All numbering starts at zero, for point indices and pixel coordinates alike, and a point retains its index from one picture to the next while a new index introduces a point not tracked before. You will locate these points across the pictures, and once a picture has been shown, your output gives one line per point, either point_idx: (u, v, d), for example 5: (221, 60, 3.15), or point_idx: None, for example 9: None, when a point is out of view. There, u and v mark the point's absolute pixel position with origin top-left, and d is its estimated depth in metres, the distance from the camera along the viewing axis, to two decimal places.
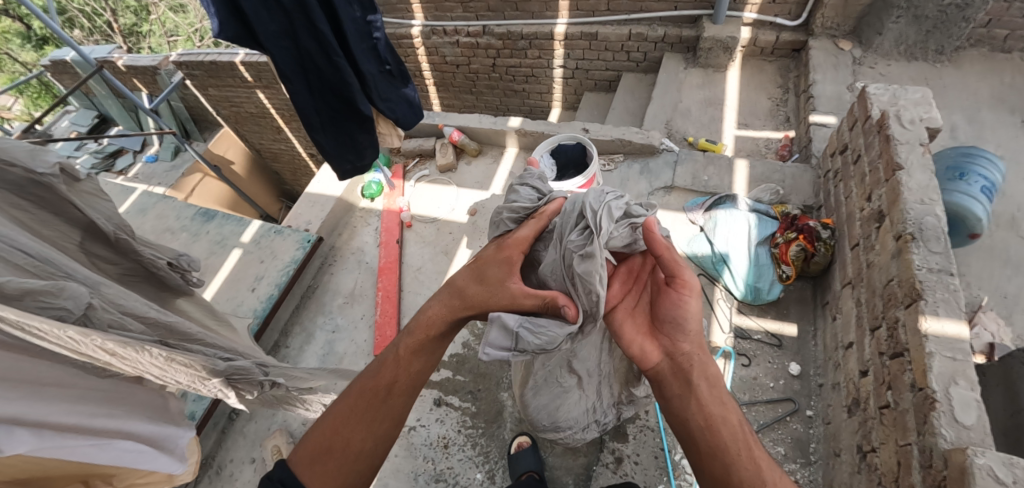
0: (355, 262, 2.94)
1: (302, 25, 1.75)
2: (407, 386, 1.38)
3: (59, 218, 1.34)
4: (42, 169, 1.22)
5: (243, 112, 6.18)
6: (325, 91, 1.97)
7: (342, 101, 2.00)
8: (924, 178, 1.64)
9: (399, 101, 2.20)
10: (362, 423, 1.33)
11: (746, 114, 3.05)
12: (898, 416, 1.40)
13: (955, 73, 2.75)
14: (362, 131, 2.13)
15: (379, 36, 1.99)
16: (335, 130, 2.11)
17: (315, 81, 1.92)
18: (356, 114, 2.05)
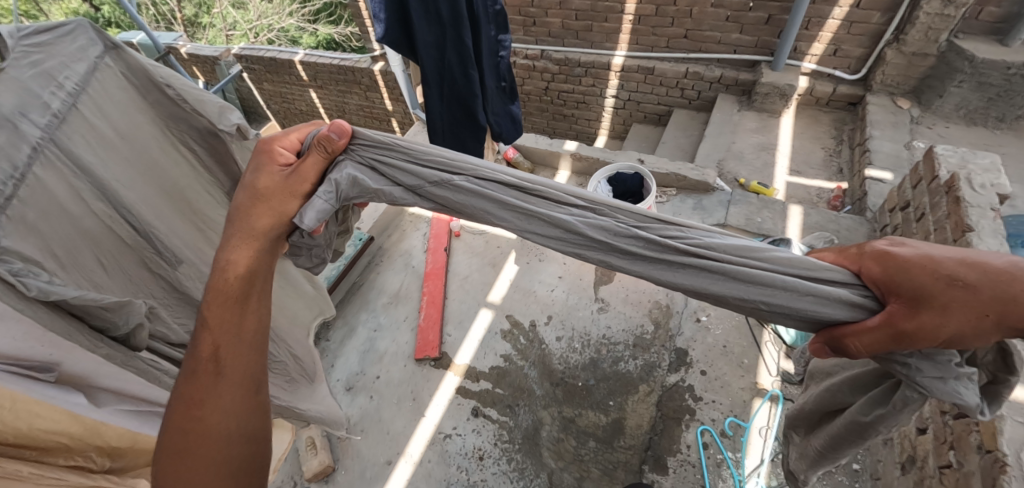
0: (402, 264, 3.01)
1: (452, 38, 1.88)
2: (242, 337, 0.97)
3: (205, 175, 1.52)
4: (224, 127, 1.42)
5: (293, 109, 6.46)
6: (454, 101, 2.05)
7: (466, 111, 2.06)
8: (995, 243, 1.65)
9: (505, 116, 2.31)
10: (213, 395, 0.91)
11: (799, 161, 3.09)
12: (962, 477, 1.39)
13: (1017, 142, 2.77)
14: (473, 139, 2.15)
15: (504, 55, 2.13)
16: (452, 137, 2.14)
17: (448, 90, 2.01)
18: (473, 123, 2.09)
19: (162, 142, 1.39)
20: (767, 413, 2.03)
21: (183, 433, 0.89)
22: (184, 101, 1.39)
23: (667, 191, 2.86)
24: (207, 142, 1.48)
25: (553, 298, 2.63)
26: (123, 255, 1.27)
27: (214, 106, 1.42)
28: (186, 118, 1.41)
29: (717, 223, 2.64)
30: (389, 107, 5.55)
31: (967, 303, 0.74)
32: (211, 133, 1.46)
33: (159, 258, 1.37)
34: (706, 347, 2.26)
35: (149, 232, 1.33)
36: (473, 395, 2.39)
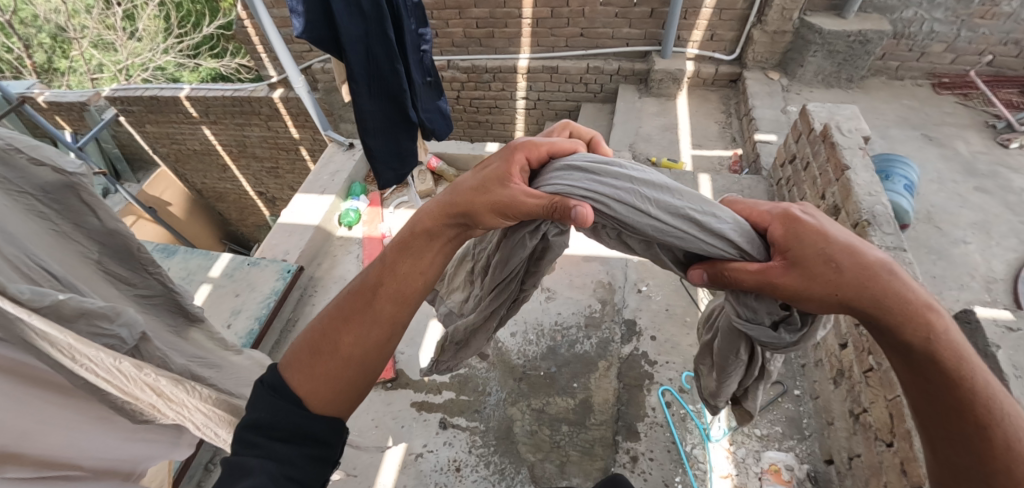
0: (339, 291, 2.86)
1: (377, 33, 1.83)
2: (398, 291, 1.03)
3: (65, 242, 1.25)
4: (75, 170, 1.20)
5: (185, 150, 5.94)
6: (385, 98, 2.01)
7: (399, 107, 2.05)
8: (868, 176, 1.94)
9: (434, 112, 2.37)
10: (359, 326, 1.01)
11: (699, 136, 3.40)
12: (883, 375, 1.60)
13: (865, 97, 3.30)
14: (409, 138, 2.18)
15: (426, 49, 2.18)
16: (387, 135, 2.12)
17: (377, 87, 1.96)
18: (408, 121, 2.11)
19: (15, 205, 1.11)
20: None
21: (321, 341, 1.02)
22: (16, 152, 1.11)
23: None
24: (58, 198, 1.21)
25: None
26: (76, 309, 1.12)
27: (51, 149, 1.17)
28: (25, 174, 1.14)
29: None
30: (296, 136, 5.28)
31: (829, 277, 0.84)
32: (58, 186, 1.20)
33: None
34: (652, 313, 2.41)
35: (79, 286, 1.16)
36: (438, 407, 2.32)
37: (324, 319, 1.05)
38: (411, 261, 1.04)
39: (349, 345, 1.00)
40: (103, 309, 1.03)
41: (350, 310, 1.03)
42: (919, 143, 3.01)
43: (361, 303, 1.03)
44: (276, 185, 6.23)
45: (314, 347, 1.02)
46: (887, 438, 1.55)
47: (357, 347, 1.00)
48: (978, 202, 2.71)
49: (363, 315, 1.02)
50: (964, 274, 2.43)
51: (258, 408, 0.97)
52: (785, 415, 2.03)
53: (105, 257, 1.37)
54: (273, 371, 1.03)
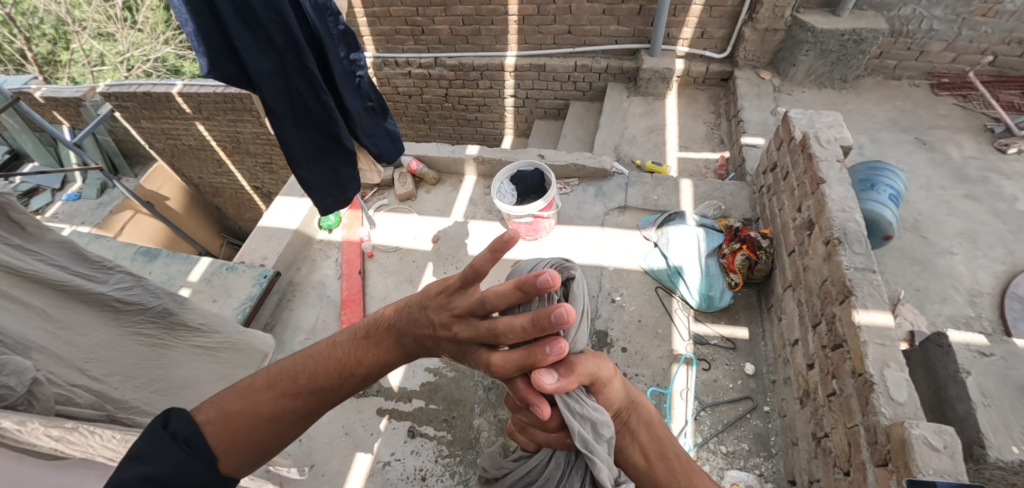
0: (316, 296, 2.86)
1: (294, 65, 1.79)
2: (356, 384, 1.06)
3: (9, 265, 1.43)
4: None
5: (181, 145, 5.96)
6: (313, 127, 1.98)
7: (329, 135, 2.01)
8: (843, 190, 1.87)
9: (381, 135, 2.30)
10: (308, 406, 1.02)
11: (685, 138, 3.33)
12: (844, 401, 1.56)
13: (858, 99, 3.20)
14: (346, 165, 2.14)
15: (362, 74, 2.10)
16: (320, 163, 2.08)
17: (302, 117, 1.92)
18: (342, 148, 2.07)
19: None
20: (685, 375, 2.15)
21: (265, 413, 0.99)
22: None
23: (569, 181, 2.96)
24: None
25: None
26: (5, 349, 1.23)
27: None
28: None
29: (619, 206, 2.77)
30: None
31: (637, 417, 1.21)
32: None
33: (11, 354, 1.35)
34: (624, 323, 2.35)
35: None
36: (407, 416, 2.32)
37: (268, 391, 1.01)
38: (388, 365, 1.06)
39: (287, 412, 1.01)
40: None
41: (310, 375, 1.03)
42: (912, 148, 2.92)
43: (317, 390, 1.02)
44: (271, 180, 6.23)
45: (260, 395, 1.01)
46: (845, 466, 1.51)
47: (287, 406, 1.01)
48: (968, 210, 2.62)
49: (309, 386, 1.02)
50: (948, 288, 2.36)
51: (156, 454, 0.94)
52: (752, 432, 2.00)
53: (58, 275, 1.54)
54: (185, 420, 0.99)
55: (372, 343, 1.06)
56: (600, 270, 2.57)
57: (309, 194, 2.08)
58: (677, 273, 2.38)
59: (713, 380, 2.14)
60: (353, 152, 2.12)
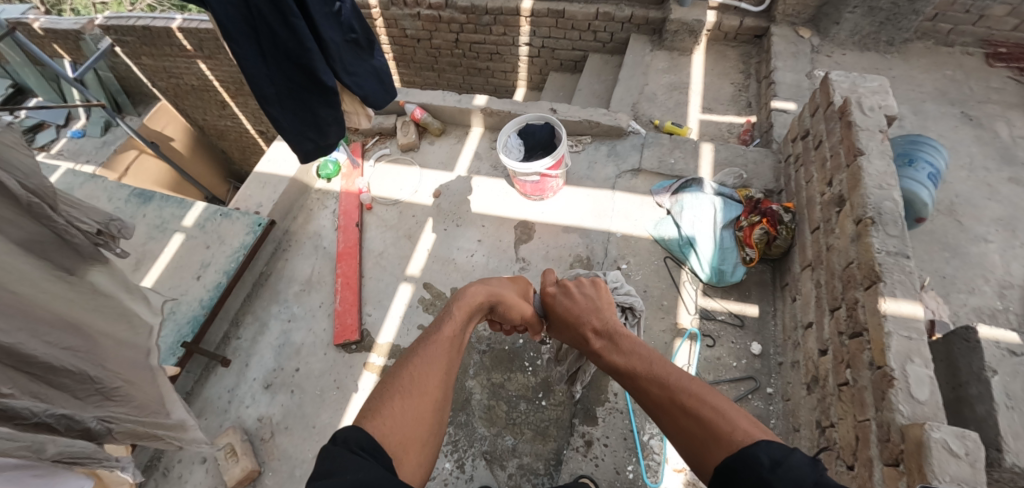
0: (312, 247, 2.77)
1: None
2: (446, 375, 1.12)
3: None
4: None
5: (183, 85, 5.74)
6: (282, 59, 1.77)
7: (303, 70, 1.82)
8: (882, 165, 1.69)
9: (367, 75, 2.09)
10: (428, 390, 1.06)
11: (710, 99, 3.09)
12: (857, 393, 1.46)
13: (903, 65, 2.92)
14: (325, 106, 1.98)
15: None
16: (294, 102, 1.92)
17: (268, 45, 1.72)
18: (319, 86, 1.89)
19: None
20: (688, 350, 2.08)
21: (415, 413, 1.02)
22: None
23: (581, 139, 2.77)
24: None
25: (473, 263, 2.51)
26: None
27: None
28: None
29: (633, 169, 2.60)
30: None
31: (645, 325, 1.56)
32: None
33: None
34: None
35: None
36: None
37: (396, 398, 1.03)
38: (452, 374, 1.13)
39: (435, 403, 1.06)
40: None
41: (436, 376, 1.09)
42: (956, 123, 2.68)
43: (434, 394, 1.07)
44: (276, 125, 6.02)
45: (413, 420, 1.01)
46: (848, 460, 1.43)
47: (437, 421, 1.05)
48: (1010, 196, 2.42)
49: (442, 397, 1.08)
50: (977, 277, 2.21)
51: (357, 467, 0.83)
52: (752, 413, 1.93)
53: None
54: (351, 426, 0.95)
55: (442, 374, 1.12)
56: (607, 236, 2.44)
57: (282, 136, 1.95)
58: (688, 244, 2.24)
59: (716, 357, 2.06)
60: (332, 93, 1.93)
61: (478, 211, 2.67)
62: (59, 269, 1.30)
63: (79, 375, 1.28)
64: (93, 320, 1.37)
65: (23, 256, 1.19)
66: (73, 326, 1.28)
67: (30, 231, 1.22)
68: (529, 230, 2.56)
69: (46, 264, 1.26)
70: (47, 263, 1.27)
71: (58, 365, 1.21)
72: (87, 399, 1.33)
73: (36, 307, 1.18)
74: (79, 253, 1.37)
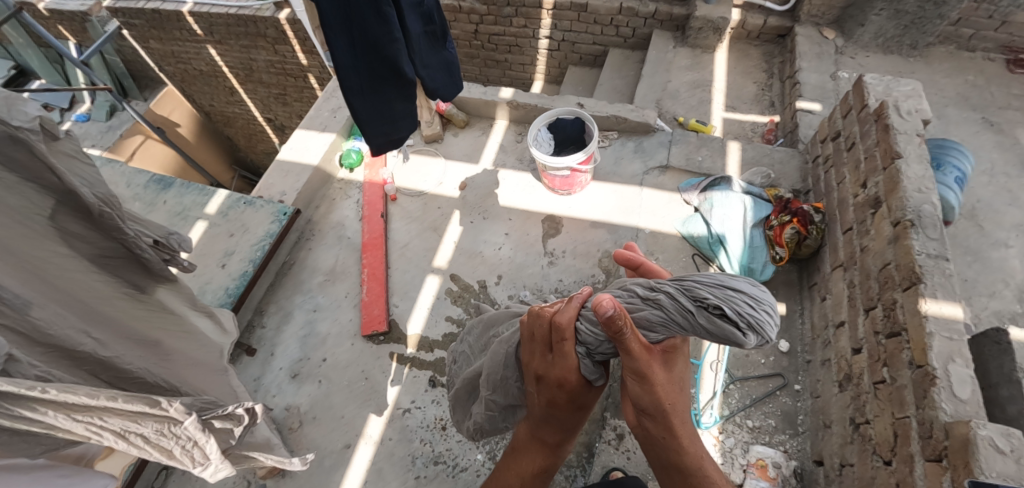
0: (335, 237, 2.76)
1: None
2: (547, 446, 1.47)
3: (6, 195, 1.05)
4: (23, 123, 1.03)
5: (191, 70, 5.66)
6: (368, 51, 1.81)
7: (386, 63, 1.85)
8: (920, 168, 1.71)
9: (439, 66, 2.12)
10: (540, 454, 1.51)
11: (733, 97, 3.11)
12: (895, 391, 1.49)
13: (925, 69, 2.95)
14: (401, 99, 2.03)
15: None
16: (374, 93, 1.95)
17: (358, 37, 1.74)
18: (400, 79, 1.93)
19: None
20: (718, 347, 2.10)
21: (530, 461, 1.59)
22: None
23: (608, 135, 2.78)
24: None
25: (500, 256, 2.53)
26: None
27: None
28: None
29: (660, 165, 2.62)
30: (303, 62, 5.00)
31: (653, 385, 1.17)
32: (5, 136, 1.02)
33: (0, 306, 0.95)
34: None
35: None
36: (428, 365, 2.30)
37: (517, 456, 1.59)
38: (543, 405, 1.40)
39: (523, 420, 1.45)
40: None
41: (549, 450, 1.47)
42: (977, 128, 2.72)
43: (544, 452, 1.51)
44: (285, 113, 5.98)
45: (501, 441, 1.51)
46: (886, 456, 1.47)
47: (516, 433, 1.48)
48: None
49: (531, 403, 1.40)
50: (998, 281, 2.26)
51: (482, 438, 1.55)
52: (780, 409, 1.98)
53: (62, 212, 1.18)
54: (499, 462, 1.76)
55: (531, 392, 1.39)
56: (636, 232, 2.46)
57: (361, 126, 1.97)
58: (718, 242, 2.27)
59: (745, 354, 2.09)
60: (411, 84, 1.97)
61: (505, 205, 2.69)
62: (131, 287, 1.38)
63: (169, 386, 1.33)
64: (171, 336, 1.46)
65: (94, 272, 1.26)
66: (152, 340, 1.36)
67: (100, 245, 1.29)
68: (556, 225, 2.57)
69: (117, 282, 1.33)
70: (118, 280, 1.35)
71: (150, 380, 1.26)
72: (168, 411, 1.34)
73: (117, 324, 1.26)
74: (150, 270, 1.45)
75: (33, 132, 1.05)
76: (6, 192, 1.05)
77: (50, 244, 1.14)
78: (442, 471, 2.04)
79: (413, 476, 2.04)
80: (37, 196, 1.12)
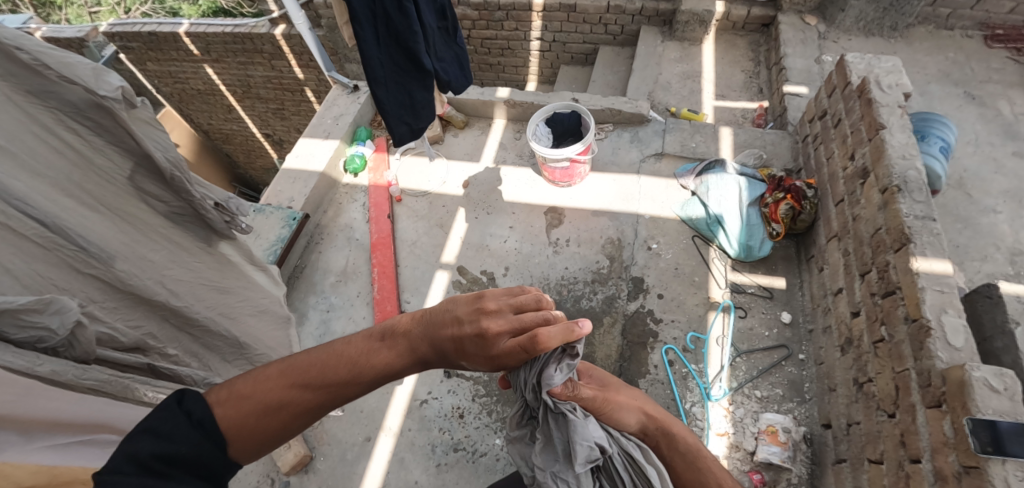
0: (345, 239, 2.83)
1: None
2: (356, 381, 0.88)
3: (96, 158, 1.16)
4: (107, 92, 1.06)
5: (189, 90, 5.75)
6: (391, 43, 2.01)
7: (407, 54, 2.04)
8: (903, 137, 1.80)
9: (450, 61, 2.31)
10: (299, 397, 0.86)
11: (722, 86, 3.21)
12: (894, 347, 1.57)
13: (907, 49, 3.06)
14: (421, 89, 2.19)
15: None
16: (397, 85, 2.13)
17: (382, 29, 1.96)
18: (420, 69, 2.10)
19: (40, 127, 1.05)
20: (723, 323, 2.19)
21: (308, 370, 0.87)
22: (44, 68, 1.00)
23: (603, 127, 2.89)
24: (89, 116, 1.11)
25: (507, 249, 2.61)
26: (34, 256, 1.02)
27: (84, 68, 1.05)
28: (55, 90, 1.04)
29: (656, 153, 2.73)
30: (300, 76, 5.09)
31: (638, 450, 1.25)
32: (92, 105, 1.10)
33: (82, 255, 1.10)
34: (660, 271, 2.37)
35: (63, 226, 1.06)
36: None
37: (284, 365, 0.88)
38: (393, 373, 0.91)
39: (292, 407, 0.85)
40: (26, 303, 0.84)
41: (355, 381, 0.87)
42: (960, 102, 2.83)
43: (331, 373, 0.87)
44: (283, 127, 6.07)
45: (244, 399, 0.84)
46: (889, 409, 1.54)
47: (298, 398, 0.85)
48: (1015, 169, 2.56)
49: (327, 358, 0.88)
50: (989, 246, 2.34)
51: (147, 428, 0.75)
52: (786, 378, 2.05)
53: (141, 173, 1.27)
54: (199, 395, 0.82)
55: (386, 347, 0.91)
56: (636, 218, 2.56)
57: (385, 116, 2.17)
58: (716, 222, 2.36)
59: (749, 327, 2.18)
60: (429, 76, 2.14)
61: (510, 199, 2.78)
62: (200, 242, 1.48)
63: (231, 339, 1.55)
64: (237, 286, 1.62)
65: (171, 229, 1.38)
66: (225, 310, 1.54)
67: (174, 206, 1.37)
68: (558, 216, 2.66)
69: (190, 235, 1.45)
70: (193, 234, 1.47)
71: (215, 330, 1.48)
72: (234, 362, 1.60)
73: (196, 272, 1.43)
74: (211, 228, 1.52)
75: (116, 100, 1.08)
76: (96, 155, 1.16)
77: (129, 200, 1.25)
78: (463, 457, 2.09)
79: (434, 464, 2.09)
80: (119, 158, 1.21)
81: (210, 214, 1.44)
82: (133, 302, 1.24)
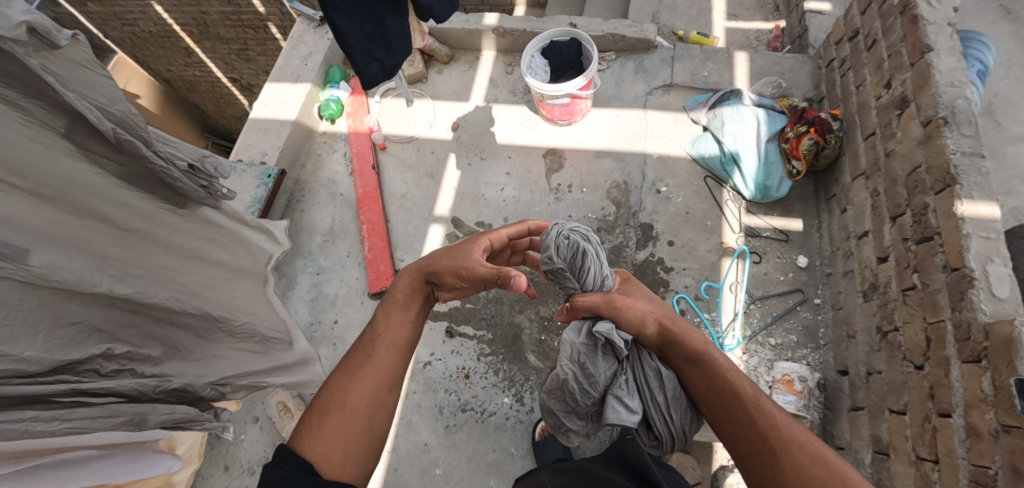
0: (328, 195, 2.61)
1: None
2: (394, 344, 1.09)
3: (10, 112, 0.97)
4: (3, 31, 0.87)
5: (140, 32, 5.13)
6: None
7: None
8: (952, 60, 1.59)
9: None
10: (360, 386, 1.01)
11: (735, 4, 2.87)
12: (927, 296, 1.47)
13: None
14: (391, 14, 1.90)
15: None
16: (358, 10, 1.81)
17: None
18: None
19: None
20: (737, 269, 2.09)
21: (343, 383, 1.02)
22: None
23: (604, 56, 2.60)
24: None
25: (504, 198, 2.43)
26: None
27: None
28: None
29: (664, 84, 2.47)
30: (260, 9, 4.53)
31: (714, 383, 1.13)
32: None
33: None
34: (670, 216, 2.22)
35: None
36: (443, 316, 2.25)
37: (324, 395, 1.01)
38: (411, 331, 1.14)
39: (358, 394, 1.00)
40: None
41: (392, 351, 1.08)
42: (995, 17, 2.56)
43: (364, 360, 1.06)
44: (249, 70, 5.53)
45: (337, 434, 0.95)
46: (917, 360, 1.48)
47: (361, 395, 1.00)
48: None
49: (381, 354, 1.06)
50: (1015, 179, 2.21)
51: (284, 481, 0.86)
52: (801, 324, 1.98)
53: (79, 131, 1.10)
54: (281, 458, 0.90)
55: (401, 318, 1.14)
56: (643, 159, 2.36)
57: (353, 51, 1.88)
58: (731, 160, 2.19)
59: (764, 273, 2.08)
60: None
61: (504, 142, 2.55)
62: (170, 206, 1.37)
63: (201, 313, 1.37)
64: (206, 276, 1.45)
65: (128, 189, 1.23)
66: (193, 288, 1.36)
67: (128, 166, 1.22)
68: (558, 159, 2.45)
69: (154, 200, 1.32)
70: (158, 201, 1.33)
71: (179, 308, 1.28)
72: (210, 335, 1.43)
73: (152, 244, 1.27)
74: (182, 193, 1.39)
75: (21, 44, 0.91)
76: (9, 109, 0.96)
77: (71, 160, 1.08)
78: (471, 417, 2.06)
79: (443, 425, 2.06)
80: (48, 112, 1.03)
81: (180, 182, 1.33)
82: (62, 297, 1.02)
